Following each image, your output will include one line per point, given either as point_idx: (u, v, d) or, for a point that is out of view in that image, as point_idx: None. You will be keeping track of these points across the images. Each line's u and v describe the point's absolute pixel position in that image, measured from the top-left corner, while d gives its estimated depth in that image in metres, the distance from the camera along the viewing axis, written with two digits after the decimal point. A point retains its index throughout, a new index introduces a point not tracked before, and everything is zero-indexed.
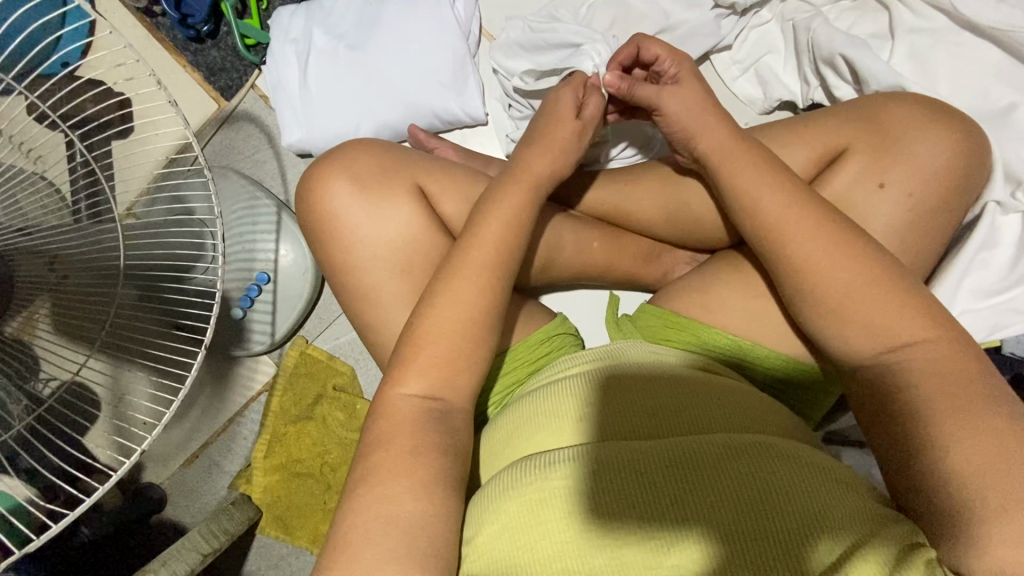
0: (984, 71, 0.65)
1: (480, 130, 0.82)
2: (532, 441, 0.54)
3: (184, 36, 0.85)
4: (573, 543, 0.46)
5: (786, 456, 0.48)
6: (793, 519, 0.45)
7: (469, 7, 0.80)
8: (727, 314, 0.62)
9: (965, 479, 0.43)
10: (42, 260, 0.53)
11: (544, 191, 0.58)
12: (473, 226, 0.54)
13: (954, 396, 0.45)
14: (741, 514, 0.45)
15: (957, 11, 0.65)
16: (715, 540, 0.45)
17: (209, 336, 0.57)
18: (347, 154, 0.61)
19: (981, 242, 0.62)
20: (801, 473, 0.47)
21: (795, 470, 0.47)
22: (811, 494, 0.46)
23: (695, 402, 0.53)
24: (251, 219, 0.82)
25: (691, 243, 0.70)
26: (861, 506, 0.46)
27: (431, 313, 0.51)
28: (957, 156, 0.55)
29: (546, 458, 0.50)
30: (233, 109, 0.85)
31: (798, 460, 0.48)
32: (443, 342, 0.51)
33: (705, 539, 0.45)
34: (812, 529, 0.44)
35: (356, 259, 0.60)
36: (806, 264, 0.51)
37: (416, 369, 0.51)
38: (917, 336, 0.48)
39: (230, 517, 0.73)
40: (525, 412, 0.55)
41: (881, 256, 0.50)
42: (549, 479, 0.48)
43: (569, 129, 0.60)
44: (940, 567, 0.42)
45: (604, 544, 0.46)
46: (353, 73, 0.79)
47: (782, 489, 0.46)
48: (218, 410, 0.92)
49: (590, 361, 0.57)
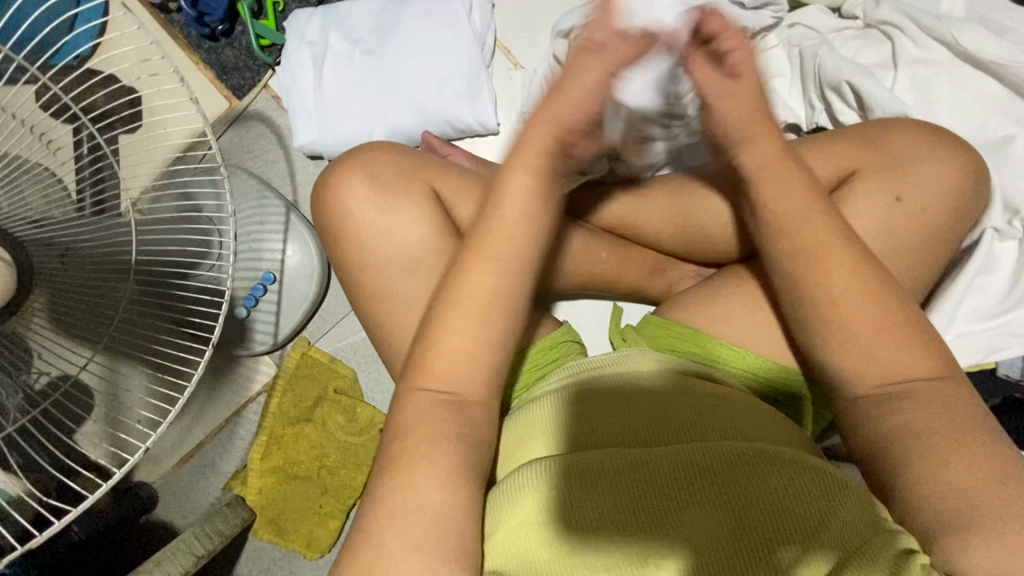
0: (985, 104, 0.67)
1: (491, 139, 0.83)
2: (543, 444, 0.54)
3: (199, 34, 0.85)
4: (580, 544, 0.47)
5: (792, 462, 0.49)
6: (797, 523, 0.46)
7: (486, 17, 0.82)
8: (732, 327, 0.63)
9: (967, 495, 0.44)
10: (53, 251, 0.53)
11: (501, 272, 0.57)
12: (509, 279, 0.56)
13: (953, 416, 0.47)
14: (743, 519, 0.47)
15: (959, 45, 0.68)
16: (717, 544, 0.46)
17: (217, 334, 0.56)
18: (366, 154, 0.62)
19: (980, 266, 0.64)
20: (807, 479, 0.48)
21: (800, 476, 0.48)
22: (813, 498, 0.47)
23: (702, 410, 0.54)
24: (259, 217, 0.82)
25: (697, 255, 0.71)
26: (867, 511, 0.46)
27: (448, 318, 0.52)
28: (961, 182, 0.57)
29: (555, 459, 0.51)
30: (245, 108, 0.86)
31: (805, 466, 0.49)
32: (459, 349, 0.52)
33: (706, 541, 0.46)
34: (815, 531, 0.45)
35: (371, 261, 0.60)
36: (817, 280, 0.52)
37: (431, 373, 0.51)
38: (918, 354, 0.49)
39: (225, 518, 0.72)
40: (535, 416, 0.56)
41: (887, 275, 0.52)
42: (558, 480, 0.50)
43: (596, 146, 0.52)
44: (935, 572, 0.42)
45: (609, 545, 0.47)
46: (368, 77, 0.80)
47: (786, 495, 0.47)
48: (214, 410, 0.90)
49: (604, 367, 0.58)
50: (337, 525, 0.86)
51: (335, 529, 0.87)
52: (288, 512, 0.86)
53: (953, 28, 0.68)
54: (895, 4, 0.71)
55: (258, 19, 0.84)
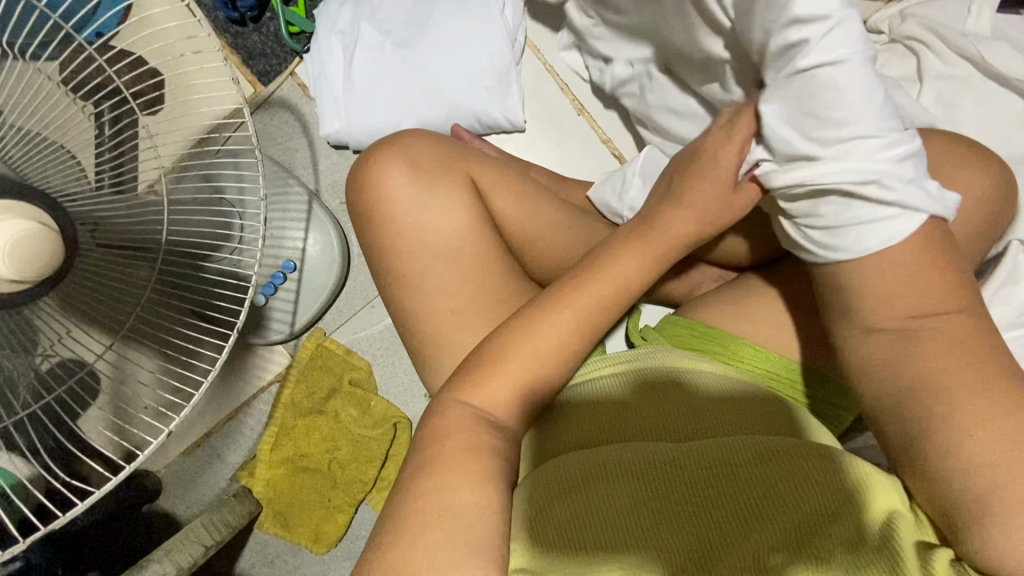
0: (1005, 121, 0.70)
1: (517, 136, 0.83)
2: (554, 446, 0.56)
3: (226, 18, 0.84)
4: (600, 539, 0.48)
5: (816, 456, 0.50)
6: (821, 517, 0.47)
7: (517, 15, 0.82)
8: (757, 328, 0.64)
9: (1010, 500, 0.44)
10: (84, 225, 0.52)
11: (558, 348, 0.54)
12: (524, 347, 0.53)
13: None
14: (760, 511, 0.48)
15: (986, 62, 0.70)
16: (735, 537, 0.47)
17: (242, 318, 0.55)
18: (403, 143, 0.62)
19: (1005, 277, 0.64)
20: (833, 474, 0.49)
21: (827, 469, 0.49)
22: (839, 491, 0.48)
23: (712, 410, 0.57)
24: (282, 205, 0.81)
25: (721, 257, 0.71)
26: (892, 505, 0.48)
27: (466, 328, 0.60)
28: (992, 191, 0.58)
29: (573, 459, 0.53)
30: (270, 95, 0.85)
31: (831, 461, 0.50)
32: (469, 342, 0.59)
33: (726, 536, 0.47)
34: (842, 526, 0.46)
35: (404, 251, 0.60)
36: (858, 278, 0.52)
37: (474, 379, 0.52)
38: (968, 337, 0.47)
39: (232, 509, 0.71)
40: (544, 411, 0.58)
41: None
42: (577, 477, 0.51)
43: (633, 257, 0.56)
44: (961, 564, 0.44)
45: (631, 538, 0.48)
46: (396, 68, 0.80)
47: (811, 490, 0.48)
48: (224, 399, 0.88)
49: (602, 371, 0.61)
50: (345, 520, 0.85)
51: (343, 524, 0.85)
52: (296, 505, 0.85)
53: (979, 45, 0.70)
54: (920, 20, 0.73)
55: (288, 7, 0.84)
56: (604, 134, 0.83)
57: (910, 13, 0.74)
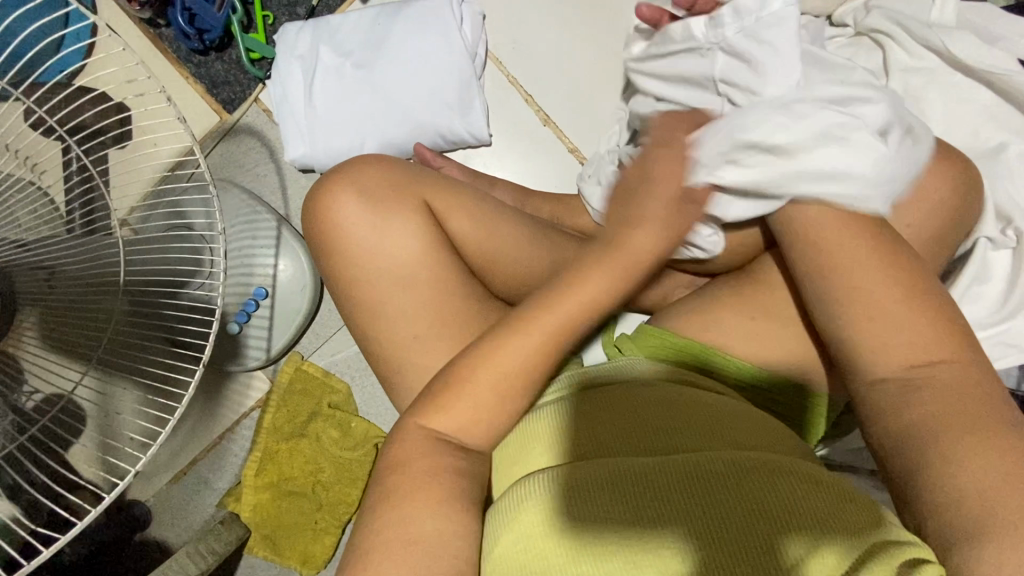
0: (975, 113, 0.68)
1: (483, 150, 0.83)
2: (522, 464, 0.54)
3: (188, 48, 0.85)
4: (573, 554, 0.46)
5: (791, 470, 0.49)
6: (802, 526, 0.45)
7: (476, 30, 0.82)
8: (724, 336, 0.63)
9: (979, 511, 0.42)
10: (39, 275, 0.51)
11: None
12: (455, 391, 0.51)
13: (972, 429, 0.45)
14: (741, 523, 0.45)
15: (951, 53, 0.68)
16: (715, 550, 0.44)
17: (205, 353, 0.54)
18: (356, 169, 0.61)
19: (975, 274, 0.65)
20: (808, 484, 0.48)
21: (803, 482, 0.48)
22: (821, 506, 0.46)
23: (692, 420, 0.54)
24: (251, 233, 0.82)
25: (691, 265, 0.71)
26: (862, 510, 0.46)
27: (425, 351, 0.60)
28: (952, 192, 0.57)
29: (544, 475, 0.50)
30: (235, 123, 0.85)
31: (805, 473, 0.49)
32: (428, 365, 0.60)
33: (706, 547, 0.45)
34: (821, 535, 0.44)
35: (360, 275, 0.60)
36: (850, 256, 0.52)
37: (430, 414, 0.51)
38: (940, 359, 0.49)
39: (218, 538, 0.67)
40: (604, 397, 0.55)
41: (894, 273, 0.51)
42: (550, 493, 0.49)
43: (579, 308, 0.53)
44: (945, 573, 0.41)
45: (605, 551, 0.46)
46: (358, 90, 0.80)
47: (790, 501, 0.46)
48: (209, 427, 0.89)
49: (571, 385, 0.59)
50: (332, 542, 0.85)
51: (330, 545, 0.86)
52: (284, 528, 0.85)
53: (944, 36, 0.68)
54: (885, 12, 0.71)
55: (248, 33, 0.84)
56: (572, 145, 0.83)
57: (874, 5, 0.72)
